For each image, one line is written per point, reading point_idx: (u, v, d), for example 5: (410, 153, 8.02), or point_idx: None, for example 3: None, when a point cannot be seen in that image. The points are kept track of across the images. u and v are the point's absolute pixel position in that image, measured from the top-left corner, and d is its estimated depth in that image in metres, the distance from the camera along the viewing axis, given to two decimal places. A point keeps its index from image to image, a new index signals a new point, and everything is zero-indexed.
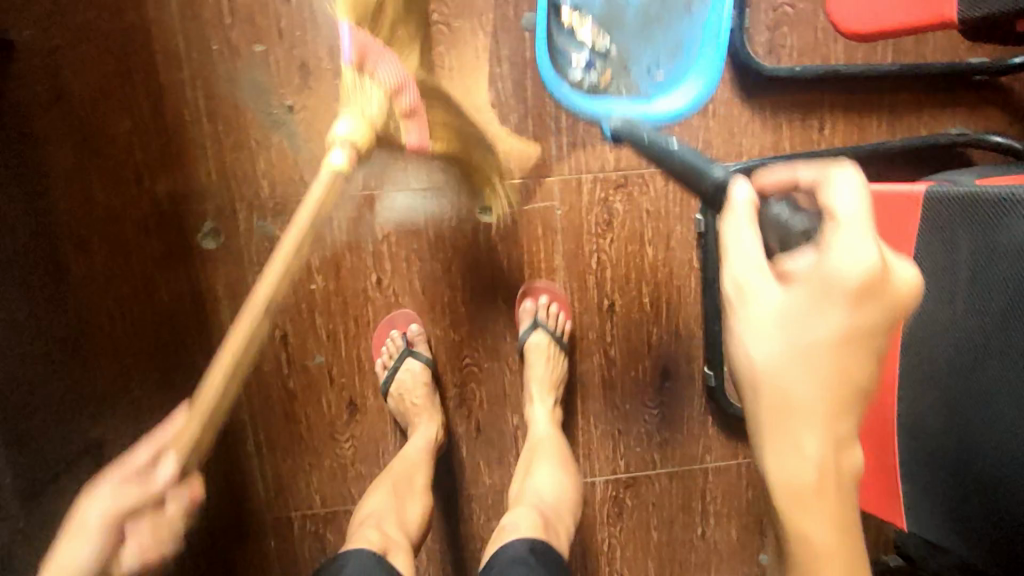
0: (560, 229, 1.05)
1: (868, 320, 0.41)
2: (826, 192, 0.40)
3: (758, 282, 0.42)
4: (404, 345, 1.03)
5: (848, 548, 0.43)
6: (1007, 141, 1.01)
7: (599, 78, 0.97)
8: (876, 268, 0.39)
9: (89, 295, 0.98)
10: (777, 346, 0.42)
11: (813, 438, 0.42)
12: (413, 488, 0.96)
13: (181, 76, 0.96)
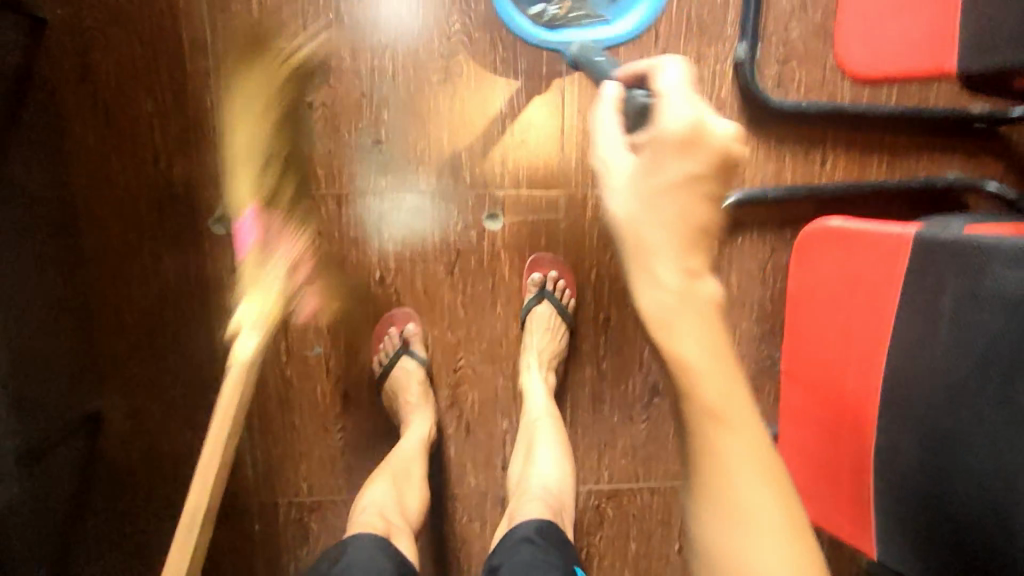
0: (562, 240, 1.08)
1: (701, 165, 0.46)
2: (656, 74, 0.52)
3: (613, 151, 0.51)
4: (401, 342, 1.05)
5: (722, 366, 0.46)
6: (1000, 189, 1.04)
7: (558, 11, 0.96)
8: (693, 119, 0.46)
9: (98, 271, 1.01)
10: (627, 192, 0.48)
11: (667, 272, 0.46)
12: (411, 480, 0.97)
13: (205, 65, 0.98)
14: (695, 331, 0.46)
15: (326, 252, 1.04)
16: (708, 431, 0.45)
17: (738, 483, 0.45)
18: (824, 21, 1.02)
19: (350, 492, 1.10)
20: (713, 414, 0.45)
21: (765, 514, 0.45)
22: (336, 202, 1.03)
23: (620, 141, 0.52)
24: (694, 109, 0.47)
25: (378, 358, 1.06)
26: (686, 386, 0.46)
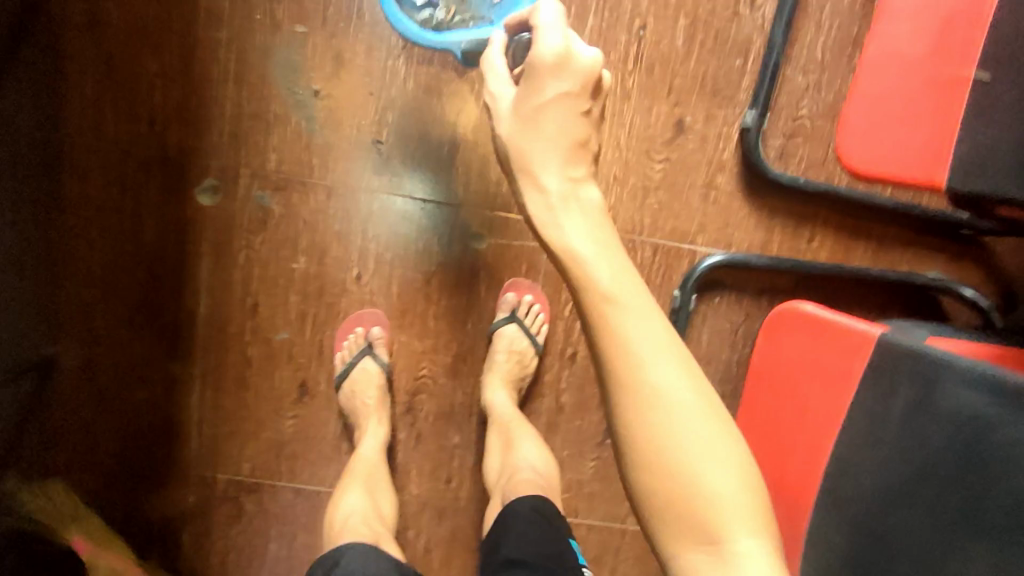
0: (544, 270, 1.09)
1: (570, 85, 0.62)
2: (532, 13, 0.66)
3: (503, 90, 0.68)
4: (365, 343, 1.05)
5: (608, 249, 0.54)
6: (976, 296, 1.06)
7: (444, 15, 0.94)
8: (561, 47, 0.62)
9: (75, 219, 1.00)
10: (514, 121, 0.64)
11: (549, 176, 0.60)
12: (381, 484, 0.99)
13: (218, 35, 0.97)
14: (578, 228, 0.55)
15: (308, 240, 1.03)
16: (604, 315, 0.50)
17: (643, 357, 0.49)
18: (835, 103, 1.04)
19: (291, 481, 1.09)
20: (607, 298, 0.50)
21: (669, 374, 0.49)
22: (327, 193, 1.03)
23: (507, 78, 0.68)
24: (563, 39, 0.62)
25: (340, 355, 1.05)
26: (582, 278, 0.52)
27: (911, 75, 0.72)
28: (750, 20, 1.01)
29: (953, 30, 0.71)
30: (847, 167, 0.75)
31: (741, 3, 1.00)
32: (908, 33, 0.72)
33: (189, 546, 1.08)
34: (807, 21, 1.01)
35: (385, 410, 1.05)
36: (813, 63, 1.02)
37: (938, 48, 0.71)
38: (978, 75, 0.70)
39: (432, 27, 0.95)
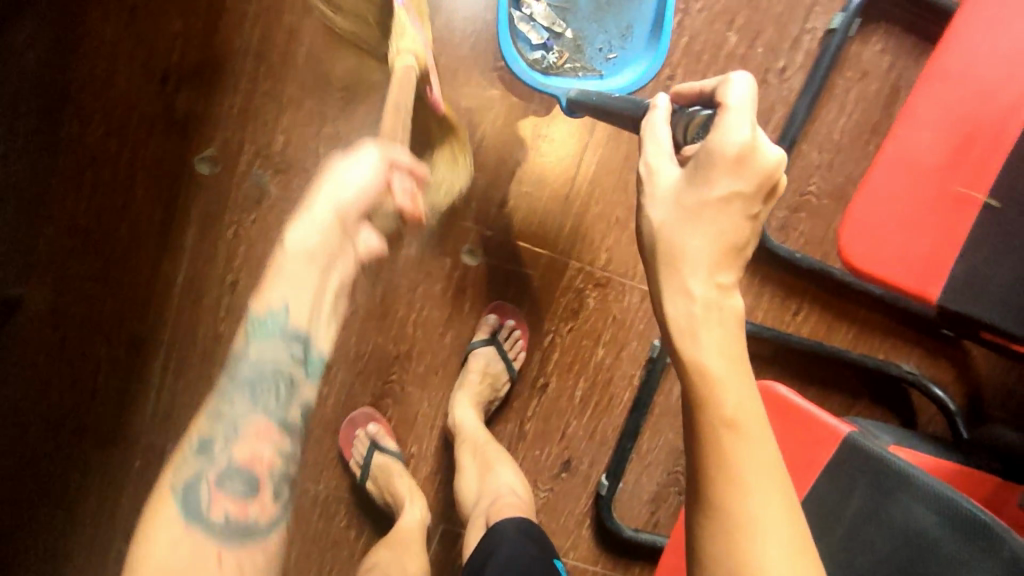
0: (530, 297, 1.08)
1: (746, 187, 0.50)
2: (722, 88, 0.51)
3: (662, 165, 0.54)
4: (369, 442, 1.06)
5: (738, 374, 0.52)
6: (944, 397, 1.08)
7: (556, 59, 0.97)
8: (749, 143, 0.49)
9: (65, 165, 0.97)
10: (669, 208, 0.53)
11: (696, 282, 0.52)
12: (409, 549, 0.98)
13: (247, 8, 0.96)
14: (714, 342, 0.52)
15: None
16: (721, 437, 0.51)
17: (750, 487, 0.50)
18: (844, 186, 1.05)
19: None
20: (729, 425, 0.51)
21: (770, 509, 0.49)
22: None
23: (670, 153, 0.55)
24: (750, 129, 0.48)
25: (352, 459, 1.06)
26: (709, 398, 0.51)
27: (924, 183, 0.72)
28: (777, 89, 1.00)
29: (970, 149, 0.71)
30: (847, 260, 0.73)
31: (770, 71, 1.00)
32: (926, 140, 0.71)
33: (121, 519, 1.02)
34: (830, 101, 1.02)
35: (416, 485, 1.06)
36: (829, 144, 1.03)
37: (954, 162, 0.71)
38: (987, 200, 0.71)
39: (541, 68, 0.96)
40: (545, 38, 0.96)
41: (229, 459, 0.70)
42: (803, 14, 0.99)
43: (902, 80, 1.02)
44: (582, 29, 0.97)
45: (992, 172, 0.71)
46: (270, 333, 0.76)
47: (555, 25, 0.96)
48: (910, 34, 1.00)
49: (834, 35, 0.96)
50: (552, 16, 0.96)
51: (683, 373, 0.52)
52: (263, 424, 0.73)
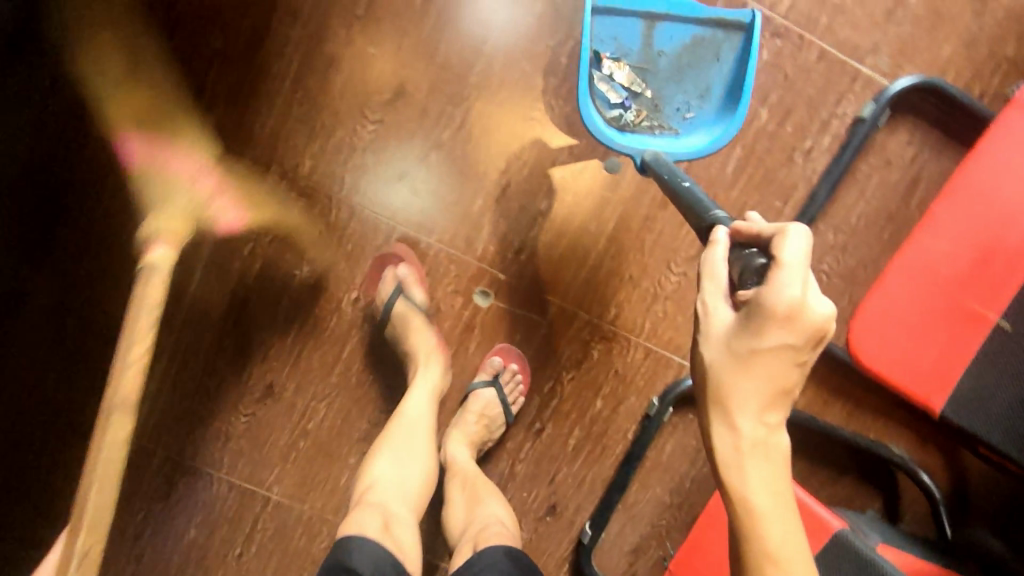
0: (536, 343, 1.08)
1: (795, 340, 0.56)
2: (780, 243, 0.56)
3: (717, 304, 0.60)
4: (397, 284, 1.01)
5: (780, 508, 0.60)
6: (931, 485, 1.09)
7: (633, 117, 0.94)
8: (798, 302, 0.54)
9: (86, 167, 0.96)
10: (721, 348, 0.59)
11: (745, 422, 0.59)
12: (416, 447, 0.96)
13: (290, 33, 0.96)
14: (758, 478, 0.59)
15: (317, 252, 1.03)
16: (766, 567, 0.58)
17: None
18: (855, 269, 1.06)
19: (229, 473, 1.09)
20: (773, 557, 0.58)
21: None
22: (348, 212, 1.02)
23: (724, 293, 0.60)
24: (802, 290, 0.54)
25: (377, 297, 1.02)
26: (755, 529, 0.59)
27: (937, 293, 0.73)
28: (801, 168, 1.01)
29: (986, 268, 0.72)
30: (855, 354, 0.75)
31: (796, 150, 1.01)
32: (943, 250, 0.73)
33: None
34: (851, 185, 1.03)
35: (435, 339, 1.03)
36: (846, 226, 1.04)
37: (968, 278, 0.73)
38: (999, 320, 0.72)
39: (616, 124, 0.94)
40: (623, 97, 0.94)
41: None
42: (836, 98, 1.00)
43: (924, 172, 1.03)
44: (661, 89, 0.94)
45: (1007, 293, 0.72)
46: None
47: (634, 85, 0.94)
48: (937, 127, 1.02)
49: (862, 123, 0.97)
50: (631, 75, 0.94)
51: (731, 504, 0.60)
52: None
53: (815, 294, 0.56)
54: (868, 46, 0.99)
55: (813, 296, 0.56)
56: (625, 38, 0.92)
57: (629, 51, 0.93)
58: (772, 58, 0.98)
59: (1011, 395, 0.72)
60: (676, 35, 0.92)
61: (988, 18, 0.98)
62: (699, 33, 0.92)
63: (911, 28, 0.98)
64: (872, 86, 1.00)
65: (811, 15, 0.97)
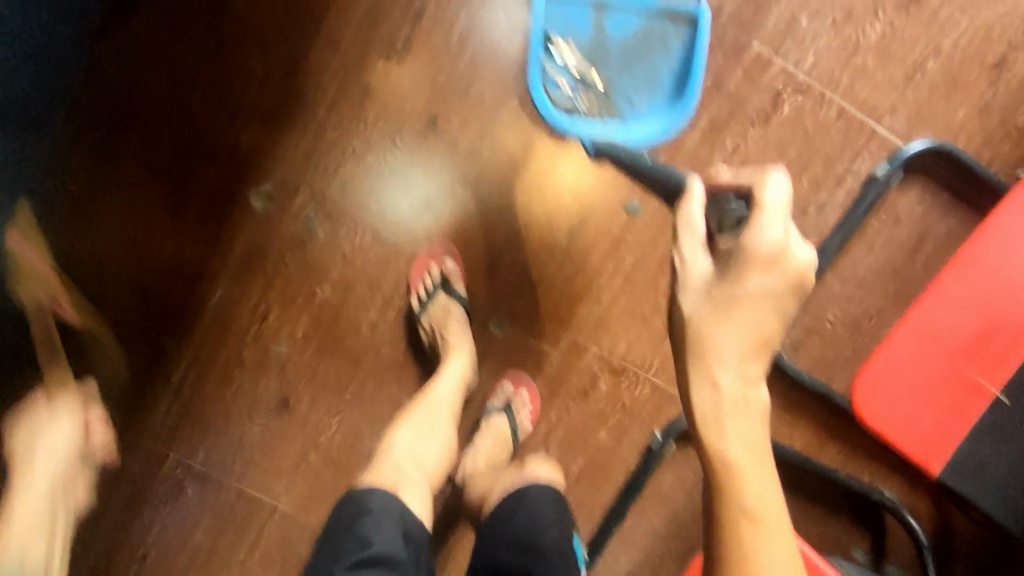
0: (547, 372, 1.11)
1: (777, 283, 0.60)
2: (761, 189, 0.60)
3: (695, 255, 0.64)
4: (442, 278, 1.05)
5: (759, 466, 0.60)
6: (919, 531, 1.12)
7: (583, 105, 1.01)
8: (780, 244, 0.59)
9: (123, 180, 1.00)
10: (703, 295, 0.62)
11: (726, 373, 0.60)
12: (437, 426, 1.00)
13: (329, 61, 0.98)
14: (738, 433, 0.60)
15: (340, 272, 1.05)
16: (742, 523, 0.58)
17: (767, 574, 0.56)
18: (859, 319, 1.09)
19: (238, 481, 1.12)
20: (751, 513, 0.58)
21: None
22: (372, 236, 1.04)
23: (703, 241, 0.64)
24: (783, 232, 0.59)
25: (417, 290, 1.05)
26: (733, 485, 0.59)
27: (940, 361, 0.77)
28: (814, 220, 1.04)
29: (989, 342, 0.76)
30: (859, 413, 0.78)
31: (810, 203, 1.04)
32: (947, 321, 0.76)
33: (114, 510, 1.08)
34: (861, 240, 1.07)
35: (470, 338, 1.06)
36: (852, 277, 1.08)
37: (970, 351, 0.76)
38: (999, 395, 0.76)
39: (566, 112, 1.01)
40: (574, 86, 1.01)
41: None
42: (852, 155, 1.03)
43: (930, 232, 1.06)
44: (611, 77, 1.01)
45: (1005, 371, 0.76)
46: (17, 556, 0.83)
47: (583, 73, 1.01)
48: (945, 192, 1.05)
49: (875, 181, 1.00)
50: (582, 65, 1.01)
51: (709, 460, 0.61)
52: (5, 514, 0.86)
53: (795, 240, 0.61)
54: (885, 107, 1.01)
55: (794, 241, 0.61)
56: (576, 29, 1.00)
57: (579, 42, 1.00)
58: (794, 113, 1.01)
59: (1003, 470, 0.76)
60: (624, 26, 1.00)
61: (1005, 87, 1.01)
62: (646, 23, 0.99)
63: (928, 93, 1.01)
64: (887, 146, 1.02)
65: (834, 74, 1.00)
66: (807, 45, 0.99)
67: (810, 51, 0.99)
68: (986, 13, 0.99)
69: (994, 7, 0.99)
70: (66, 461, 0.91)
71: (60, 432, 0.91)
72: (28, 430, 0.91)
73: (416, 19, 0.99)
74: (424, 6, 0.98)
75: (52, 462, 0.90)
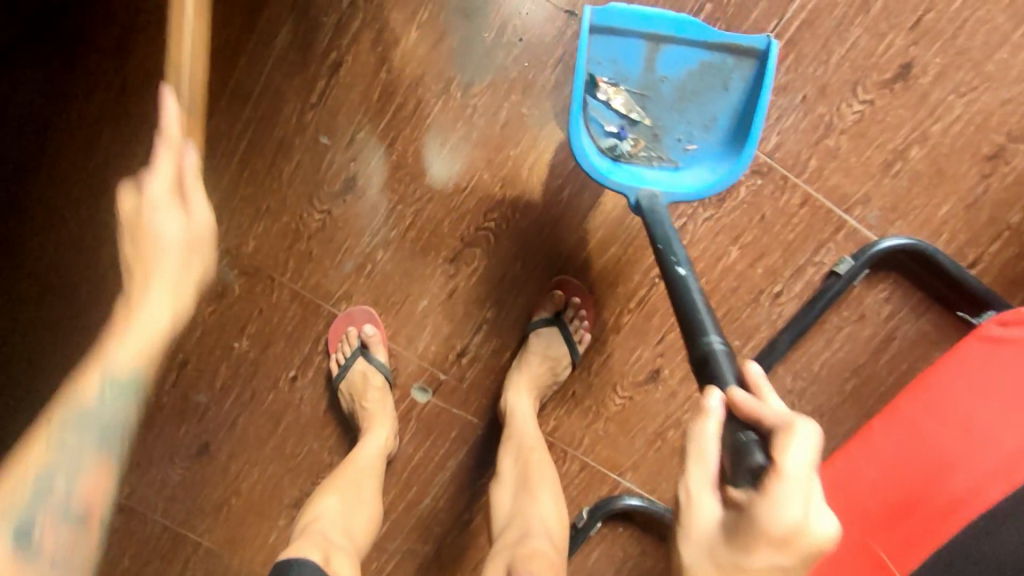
0: (471, 442, 1.04)
1: (788, 563, 0.45)
2: (784, 445, 0.44)
3: (703, 496, 0.48)
4: (359, 344, 0.97)
5: None
6: None
7: (630, 148, 0.83)
8: (798, 524, 0.44)
9: (32, 223, 0.97)
10: (705, 558, 0.48)
11: None
12: (362, 496, 0.93)
13: (240, 113, 0.91)
14: None
15: (257, 328, 1.00)
16: None
17: None
18: (810, 414, 1.00)
19: (163, 516, 1.10)
20: None
21: None
22: (292, 295, 0.98)
23: (712, 482, 0.48)
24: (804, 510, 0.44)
25: (335, 357, 0.99)
26: None
27: (849, 522, 0.69)
28: (766, 310, 0.95)
29: (905, 518, 0.66)
30: None
31: (765, 292, 0.94)
32: (863, 478, 0.70)
33: None
34: (819, 334, 0.97)
35: (392, 405, 1.00)
36: (806, 372, 0.98)
37: (884, 520, 0.67)
38: None
39: (610, 154, 0.83)
40: (619, 125, 0.82)
41: (69, 489, 0.58)
42: (815, 245, 0.92)
43: (898, 331, 0.96)
44: (662, 117, 0.82)
45: (925, 554, 0.64)
46: (89, 422, 0.60)
47: (632, 112, 0.81)
48: (919, 291, 0.94)
49: (836, 280, 0.90)
50: (629, 101, 0.81)
51: None
52: (94, 359, 0.62)
53: (818, 508, 0.46)
54: (857, 197, 0.90)
55: (817, 511, 0.46)
56: (624, 61, 0.79)
57: (628, 76, 0.80)
58: (752, 197, 0.91)
59: None
60: (682, 60, 0.79)
61: (995, 181, 0.88)
62: (709, 58, 0.78)
63: (908, 184, 0.89)
64: (855, 238, 0.92)
65: (801, 158, 0.89)
66: (770, 124, 0.88)
67: (775, 130, 0.88)
68: (988, 96, 0.86)
69: (997, 90, 0.85)
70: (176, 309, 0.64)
71: (156, 305, 0.63)
72: (122, 255, 0.64)
73: (332, 71, 0.89)
74: (340, 58, 0.89)
75: (175, 251, 0.64)
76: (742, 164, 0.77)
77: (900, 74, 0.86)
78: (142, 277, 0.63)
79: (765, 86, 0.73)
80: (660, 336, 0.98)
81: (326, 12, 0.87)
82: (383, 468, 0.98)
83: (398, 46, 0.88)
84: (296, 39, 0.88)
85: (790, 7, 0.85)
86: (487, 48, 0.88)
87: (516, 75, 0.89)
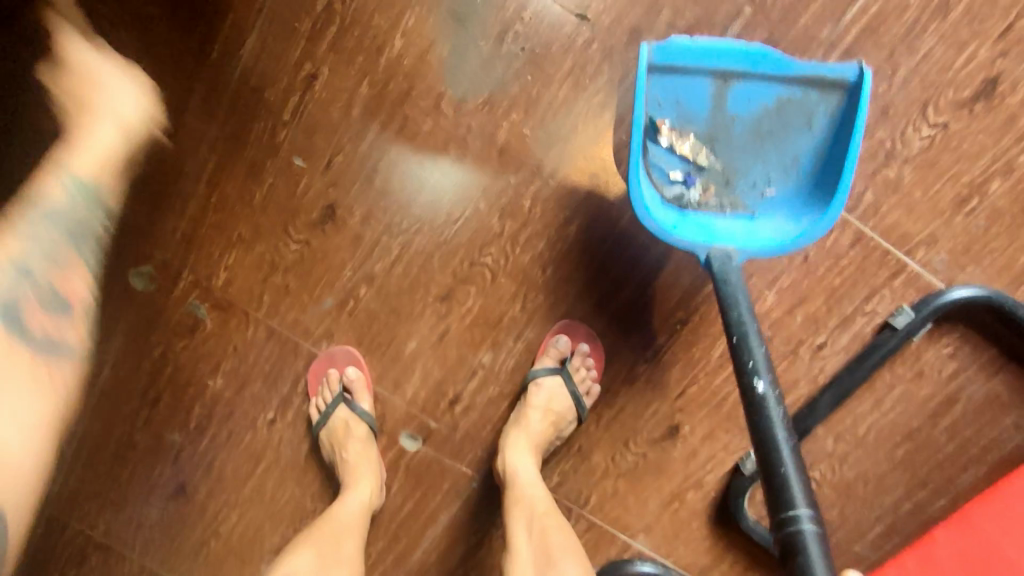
0: (465, 497, 0.92)
1: None
2: None
3: None
4: (341, 388, 0.87)
5: None
6: None
7: (699, 196, 0.72)
8: None
9: None
10: None
11: None
12: (341, 556, 0.79)
13: (207, 130, 0.81)
14: None
15: (232, 366, 0.90)
16: None
17: None
18: (854, 482, 0.85)
19: (139, 558, 0.98)
20: None
21: None
22: (267, 332, 0.88)
23: None
24: None
25: (316, 401, 0.89)
26: None
27: None
28: (807, 366, 0.80)
29: None
30: None
31: (804, 344, 0.80)
32: None
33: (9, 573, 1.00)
34: (867, 393, 0.82)
35: (377, 455, 0.89)
36: (851, 435, 0.84)
37: None
38: None
39: (676, 203, 0.72)
40: (685, 172, 0.72)
41: (44, 283, 0.60)
42: (868, 292, 0.77)
43: (963, 392, 0.81)
44: (733, 160, 0.72)
45: None
46: (58, 212, 0.63)
47: (699, 156, 0.71)
48: (990, 345, 0.80)
49: (892, 334, 0.76)
50: (696, 144, 0.71)
51: None
52: (50, 173, 0.65)
53: None
54: (921, 237, 0.75)
55: None
56: (688, 101, 0.70)
57: (694, 117, 0.71)
58: None
59: None
60: (756, 97, 0.70)
61: None
62: (787, 93, 0.70)
63: (985, 223, 0.74)
64: (918, 284, 0.77)
65: (855, 189, 0.75)
66: None
67: None
68: None
69: None
70: (142, 119, 0.70)
71: (114, 101, 0.69)
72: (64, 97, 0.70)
73: (308, 83, 0.79)
74: (317, 70, 0.78)
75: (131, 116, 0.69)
76: (835, 211, 0.65)
77: (981, 91, 0.71)
78: (92, 117, 0.68)
79: (861, 118, 0.64)
80: (680, 388, 0.86)
81: (300, 17, 0.77)
82: (366, 530, 0.84)
83: (382, 56, 0.77)
84: (267, 48, 0.78)
85: (846, 13, 0.71)
86: (484, 57, 0.77)
87: (518, 91, 0.77)
